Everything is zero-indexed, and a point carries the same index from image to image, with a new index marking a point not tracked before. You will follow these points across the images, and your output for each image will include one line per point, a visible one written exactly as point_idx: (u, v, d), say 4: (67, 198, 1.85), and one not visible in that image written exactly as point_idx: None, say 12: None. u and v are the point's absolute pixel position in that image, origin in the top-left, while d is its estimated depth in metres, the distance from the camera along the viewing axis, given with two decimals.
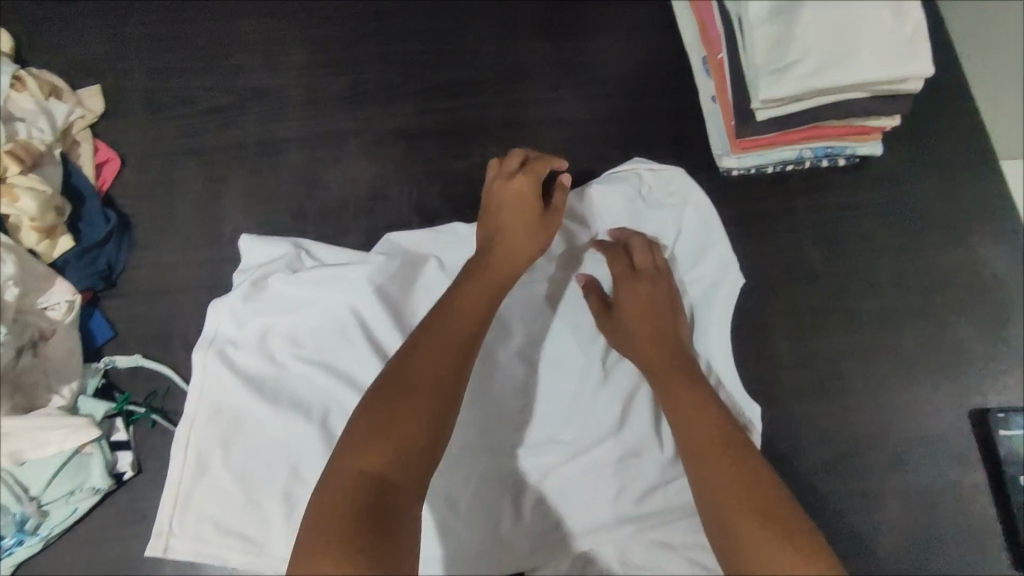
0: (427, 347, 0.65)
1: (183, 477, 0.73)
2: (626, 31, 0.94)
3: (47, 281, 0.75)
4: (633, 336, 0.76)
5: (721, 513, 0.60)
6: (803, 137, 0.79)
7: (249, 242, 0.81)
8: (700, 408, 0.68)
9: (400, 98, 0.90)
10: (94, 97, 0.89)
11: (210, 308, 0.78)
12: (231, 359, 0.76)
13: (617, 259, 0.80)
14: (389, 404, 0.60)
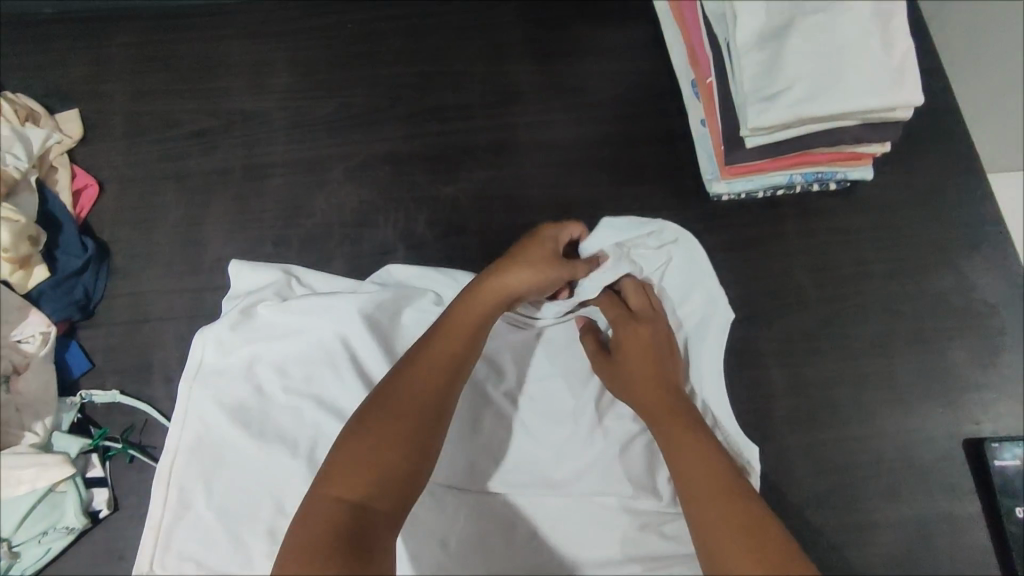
0: (415, 371, 0.64)
1: (165, 515, 0.70)
2: (616, 54, 0.94)
3: (20, 312, 0.75)
4: (633, 379, 0.74)
5: (723, 535, 0.59)
6: (793, 162, 0.78)
7: (239, 267, 0.79)
8: (702, 454, 0.66)
9: (387, 123, 0.89)
10: (73, 122, 0.88)
11: (197, 336, 0.76)
12: (216, 391, 0.75)
13: (611, 304, 0.79)
14: (370, 432, 0.59)
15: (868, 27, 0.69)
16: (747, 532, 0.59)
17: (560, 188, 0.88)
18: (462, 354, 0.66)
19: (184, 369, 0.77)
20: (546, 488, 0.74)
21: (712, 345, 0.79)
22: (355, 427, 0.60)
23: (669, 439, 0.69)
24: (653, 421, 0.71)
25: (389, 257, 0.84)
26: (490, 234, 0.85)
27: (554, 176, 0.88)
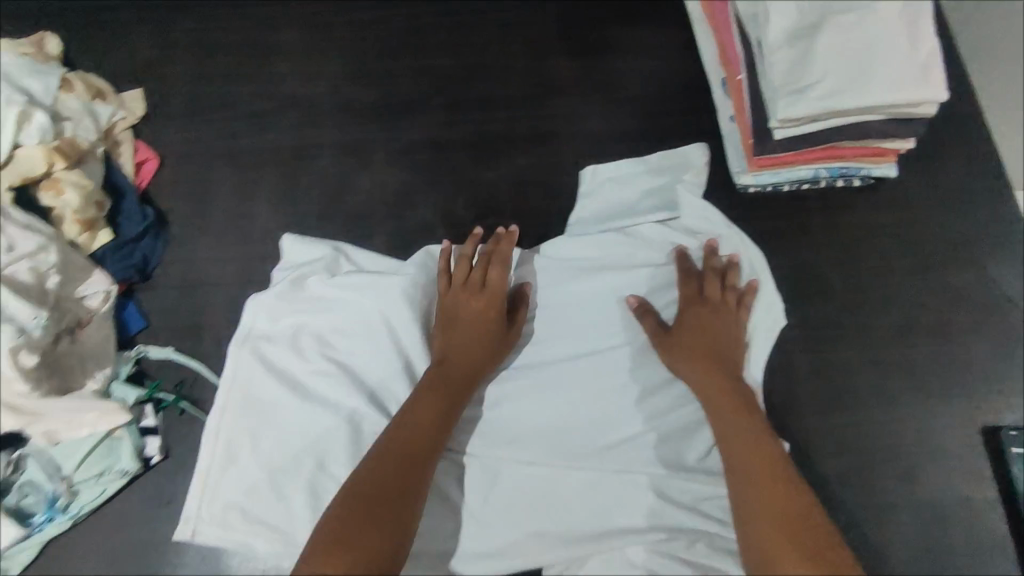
0: (384, 457, 0.69)
1: (213, 466, 0.75)
2: (649, 52, 0.98)
3: (86, 272, 0.79)
4: (687, 354, 0.78)
5: (774, 541, 0.65)
6: (818, 157, 0.82)
7: (291, 241, 0.84)
8: (756, 438, 0.72)
9: (431, 110, 0.94)
10: (136, 100, 0.94)
11: (249, 303, 0.81)
12: (264, 353, 0.79)
13: (689, 284, 0.82)
14: (353, 511, 0.65)
15: (897, 27, 0.73)
16: (791, 544, 0.64)
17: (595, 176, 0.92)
18: (430, 435, 0.72)
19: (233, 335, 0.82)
20: (575, 459, 0.78)
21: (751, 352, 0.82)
22: (332, 515, 0.65)
23: (723, 418, 0.74)
24: (708, 402, 0.76)
25: (429, 235, 0.89)
26: (524, 218, 0.90)
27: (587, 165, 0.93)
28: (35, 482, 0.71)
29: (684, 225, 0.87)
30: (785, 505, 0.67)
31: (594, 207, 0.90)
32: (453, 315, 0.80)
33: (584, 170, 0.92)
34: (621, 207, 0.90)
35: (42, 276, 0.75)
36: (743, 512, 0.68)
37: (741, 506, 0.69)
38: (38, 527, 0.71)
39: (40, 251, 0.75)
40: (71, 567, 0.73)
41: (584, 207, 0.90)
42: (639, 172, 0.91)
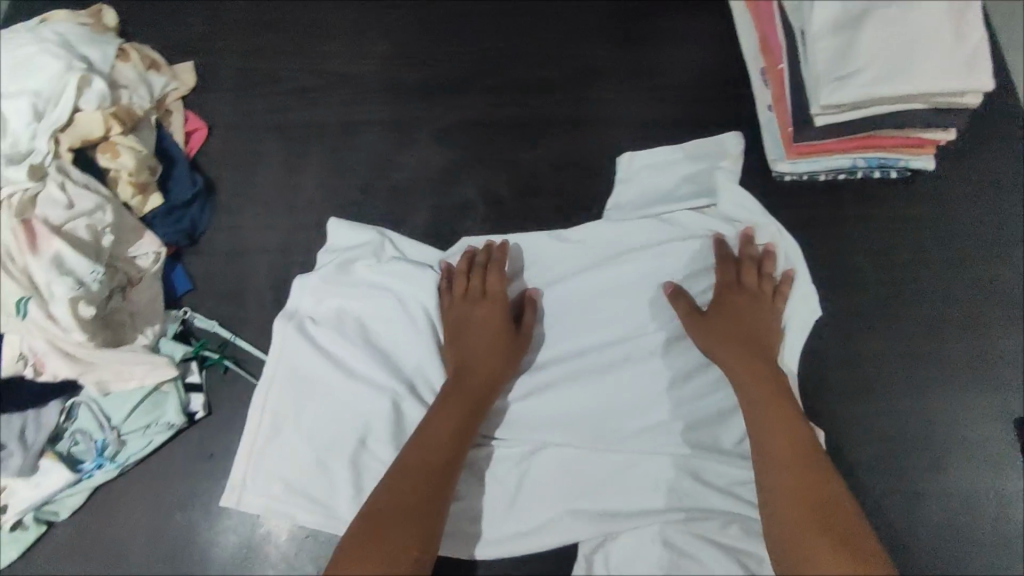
0: (399, 478, 0.71)
1: (259, 439, 0.77)
2: (691, 41, 0.99)
3: (137, 233, 0.81)
4: (718, 339, 0.79)
5: (808, 533, 0.67)
6: (858, 146, 0.83)
7: (337, 225, 0.85)
8: (786, 423, 0.73)
9: (474, 91, 0.96)
10: (187, 72, 0.96)
11: (296, 284, 0.82)
12: (309, 333, 0.81)
13: (727, 270, 0.83)
14: (372, 532, 0.67)
15: (943, 17, 0.74)
16: (822, 538, 0.66)
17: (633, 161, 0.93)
18: (446, 451, 0.72)
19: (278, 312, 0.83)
20: (611, 443, 0.80)
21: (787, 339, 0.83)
22: (350, 537, 0.67)
23: (753, 403, 0.75)
24: (742, 389, 0.76)
25: (469, 212, 0.90)
26: (565, 199, 0.91)
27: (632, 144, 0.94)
28: (87, 431, 0.74)
29: (722, 213, 0.88)
30: (818, 499, 0.69)
31: (635, 198, 0.91)
32: (456, 327, 0.80)
33: (620, 156, 0.92)
34: (658, 195, 0.91)
35: (99, 234, 0.77)
36: (773, 504, 0.70)
37: (771, 495, 0.70)
38: (88, 473, 0.74)
39: (97, 210, 0.77)
40: (119, 514, 0.75)
41: (620, 193, 0.91)
42: (675, 159, 0.92)
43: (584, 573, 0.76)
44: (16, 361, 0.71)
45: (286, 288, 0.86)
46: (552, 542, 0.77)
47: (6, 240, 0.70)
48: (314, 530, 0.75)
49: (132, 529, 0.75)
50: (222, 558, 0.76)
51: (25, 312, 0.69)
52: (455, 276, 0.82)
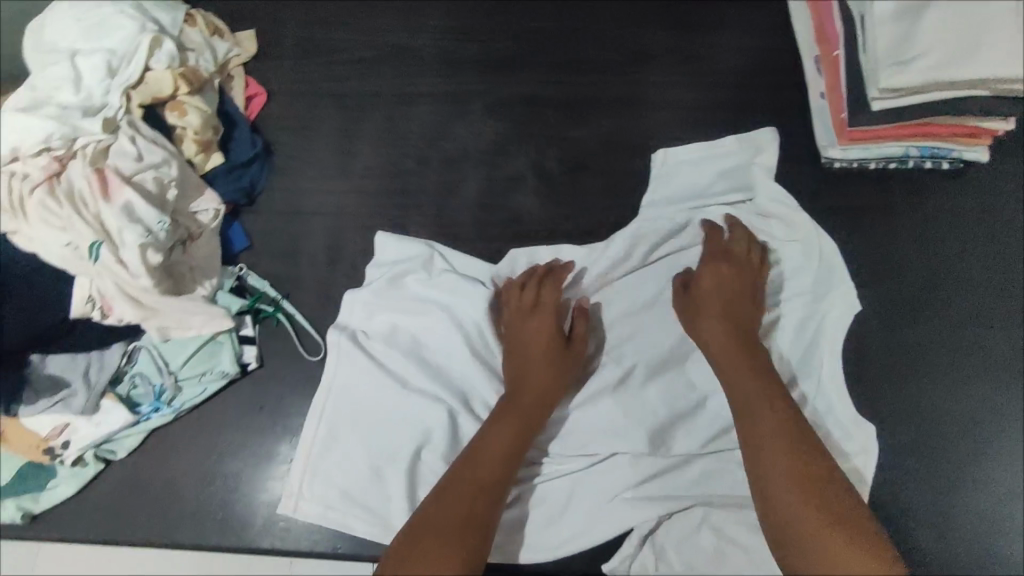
0: (452, 493, 0.68)
1: (315, 448, 0.78)
2: (744, 28, 0.99)
3: (198, 189, 0.83)
4: (707, 313, 0.79)
5: (796, 508, 0.64)
6: (911, 132, 0.83)
7: (384, 238, 0.86)
8: (773, 401, 0.72)
9: (527, 68, 0.98)
10: (249, 39, 0.98)
11: (346, 299, 0.83)
12: (362, 345, 0.81)
13: (715, 241, 0.85)
14: (421, 541, 0.63)
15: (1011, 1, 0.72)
16: (820, 517, 0.63)
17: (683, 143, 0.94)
18: (500, 470, 0.71)
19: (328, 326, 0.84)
20: (661, 448, 0.79)
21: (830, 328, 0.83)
22: (397, 549, 0.63)
23: (735, 380, 0.75)
24: (724, 368, 0.77)
25: (519, 185, 0.92)
26: (614, 178, 0.92)
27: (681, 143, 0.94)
28: (147, 374, 0.77)
29: (759, 208, 0.88)
30: (819, 481, 0.66)
31: (679, 199, 0.90)
32: (516, 343, 0.79)
33: (654, 155, 0.92)
34: (692, 190, 0.91)
35: (164, 186, 0.79)
36: (772, 487, 0.66)
37: (772, 475, 0.67)
38: (145, 416, 0.77)
39: (163, 164, 0.79)
40: (172, 456, 0.78)
41: (657, 190, 0.91)
42: (709, 158, 0.92)
43: (632, 551, 0.77)
44: (86, 303, 0.73)
45: (338, 250, 0.88)
46: (608, 534, 0.77)
47: (81, 186, 0.73)
48: (373, 540, 0.76)
49: (185, 471, 0.78)
50: (269, 506, 0.77)
51: (96, 256, 0.72)
52: (517, 288, 0.82)
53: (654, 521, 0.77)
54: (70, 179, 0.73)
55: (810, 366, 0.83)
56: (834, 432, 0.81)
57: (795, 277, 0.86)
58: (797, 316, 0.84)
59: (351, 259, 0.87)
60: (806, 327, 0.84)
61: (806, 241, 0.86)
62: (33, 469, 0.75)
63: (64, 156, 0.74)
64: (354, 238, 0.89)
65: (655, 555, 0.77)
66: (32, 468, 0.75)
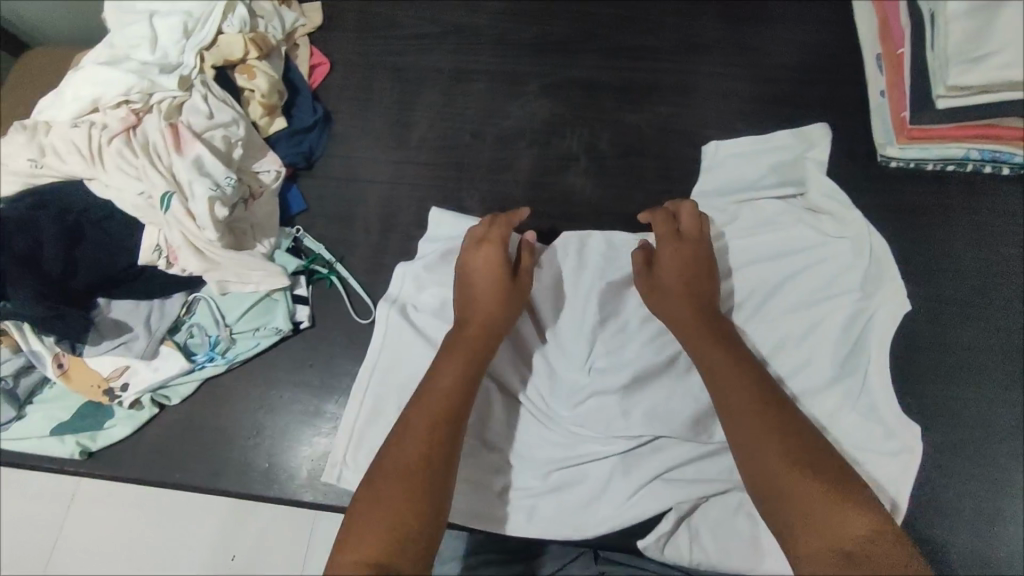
0: (408, 430, 0.65)
1: (360, 416, 0.78)
2: (804, 24, 0.99)
3: (263, 151, 0.86)
4: (668, 292, 0.76)
5: (782, 470, 0.61)
6: (973, 134, 0.83)
7: (440, 213, 0.86)
8: (743, 375, 0.69)
9: (583, 52, 0.98)
10: (315, 10, 1.01)
11: (397, 271, 0.84)
12: (411, 318, 0.82)
13: (663, 220, 0.79)
14: (388, 487, 0.60)
15: None
16: (803, 476, 0.60)
17: (737, 133, 0.94)
18: (454, 400, 0.68)
19: (380, 297, 0.85)
20: (702, 435, 0.77)
21: (878, 326, 0.80)
22: (362, 498, 0.60)
23: (701, 356, 0.72)
24: (692, 340, 0.73)
25: (571, 166, 0.93)
26: (666, 162, 0.93)
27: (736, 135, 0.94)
28: (205, 325, 0.80)
29: (808, 202, 0.86)
30: (806, 452, 0.62)
31: (727, 190, 0.89)
32: (468, 282, 0.77)
33: (705, 147, 0.92)
34: (742, 183, 0.89)
35: (231, 145, 0.82)
36: (755, 453, 0.63)
37: (748, 445, 0.64)
38: (200, 365, 0.79)
39: (232, 124, 0.83)
40: (221, 405, 0.80)
41: (706, 181, 0.90)
42: (761, 150, 0.91)
43: (666, 533, 0.75)
44: (152, 252, 0.76)
45: (392, 219, 0.89)
46: (650, 512, 0.75)
47: (155, 138, 0.77)
48: None
49: (232, 420, 0.79)
50: (312, 459, 0.78)
51: (167, 207, 0.75)
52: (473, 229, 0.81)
53: (692, 502, 0.75)
54: (146, 131, 0.78)
55: (857, 363, 0.80)
56: (877, 431, 0.77)
57: (840, 274, 0.82)
58: (844, 315, 0.80)
59: (404, 228, 0.89)
60: (850, 325, 0.80)
61: (856, 238, 0.83)
62: (93, 409, 0.78)
63: (140, 110, 0.79)
64: (408, 208, 0.90)
65: (690, 539, 0.76)
66: (92, 408, 0.78)
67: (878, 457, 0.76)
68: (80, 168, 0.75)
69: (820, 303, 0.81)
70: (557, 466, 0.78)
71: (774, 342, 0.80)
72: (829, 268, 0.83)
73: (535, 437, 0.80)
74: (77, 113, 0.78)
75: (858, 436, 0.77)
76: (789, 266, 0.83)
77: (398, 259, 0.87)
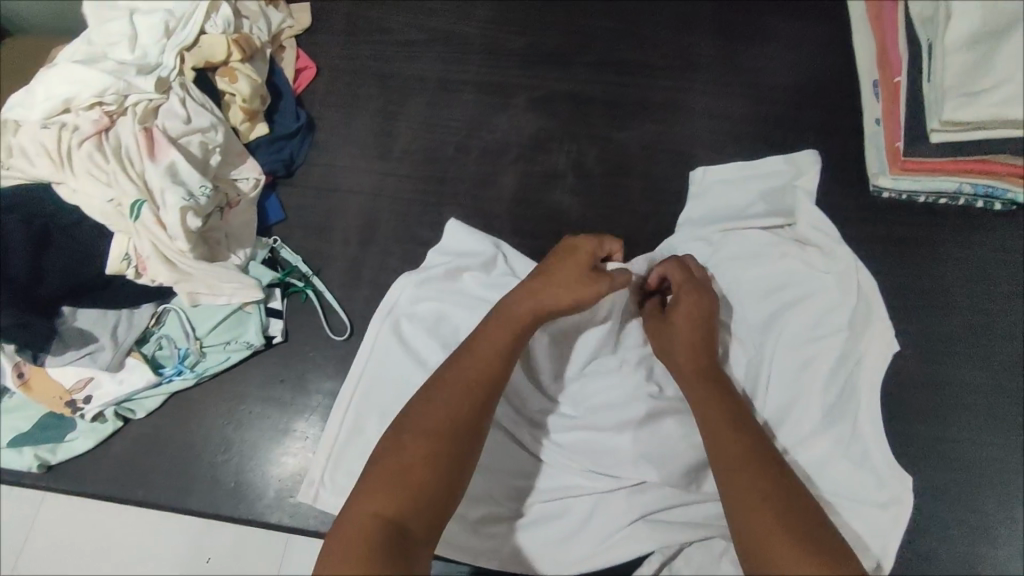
0: (450, 386, 0.63)
1: (340, 433, 0.76)
2: (802, 46, 0.97)
3: (241, 158, 0.83)
4: (674, 338, 0.75)
5: (748, 512, 0.61)
6: (969, 168, 0.81)
7: (455, 226, 0.83)
8: (732, 416, 0.68)
9: (575, 65, 0.96)
10: (302, 12, 0.99)
11: (399, 278, 0.81)
12: (404, 332, 0.79)
13: (675, 267, 0.79)
14: (409, 443, 0.60)
15: None
16: (786, 492, 0.62)
17: (729, 155, 0.92)
18: (498, 366, 0.66)
19: (375, 308, 0.82)
20: (692, 485, 0.75)
21: (870, 365, 0.79)
22: (389, 446, 0.60)
23: (701, 401, 0.70)
24: (689, 384, 0.73)
25: (557, 183, 0.91)
26: (655, 184, 0.91)
27: (726, 159, 0.92)
28: (173, 338, 0.78)
29: (797, 233, 0.84)
30: (782, 484, 0.62)
31: (718, 217, 0.87)
32: (569, 265, 0.70)
33: (694, 171, 0.90)
34: (731, 210, 0.88)
35: (208, 151, 0.80)
36: (732, 487, 0.63)
37: (732, 483, 0.63)
38: (167, 379, 0.77)
39: (211, 129, 0.80)
40: (188, 419, 0.78)
41: (693, 208, 0.89)
42: (749, 177, 0.89)
43: None
44: (121, 261, 0.75)
45: (372, 231, 0.87)
46: (631, 555, 0.73)
47: (128, 144, 0.75)
48: None
49: (200, 436, 0.77)
50: (279, 479, 0.76)
51: (137, 215, 0.73)
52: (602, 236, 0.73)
53: (676, 547, 0.74)
54: (119, 135, 0.75)
55: (849, 405, 0.78)
56: (869, 480, 0.75)
57: (831, 309, 0.81)
58: (835, 355, 0.79)
59: (384, 241, 0.87)
60: (840, 363, 0.79)
61: (843, 274, 0.81)
62: (55, 421, 0.76)
63: (114, 112, 0.76)
64: (389, 221, 0.88)
65: None
66: (54, 419, 0.76)
67: (868, 509, 0.74)
68: (48, 171, 0.74)
69: (815, 341, 0.80)
70: (540, 499, 0.77)
71: (768, 377, 0.80)
72: (822, 308, 0.81)
73: (515, 470, 0.78)
74: (47, 113, 0.75)
75: (845, 483, 0.76)
76: (783, 300, 0.82)
77: (376, 273, 0.85)
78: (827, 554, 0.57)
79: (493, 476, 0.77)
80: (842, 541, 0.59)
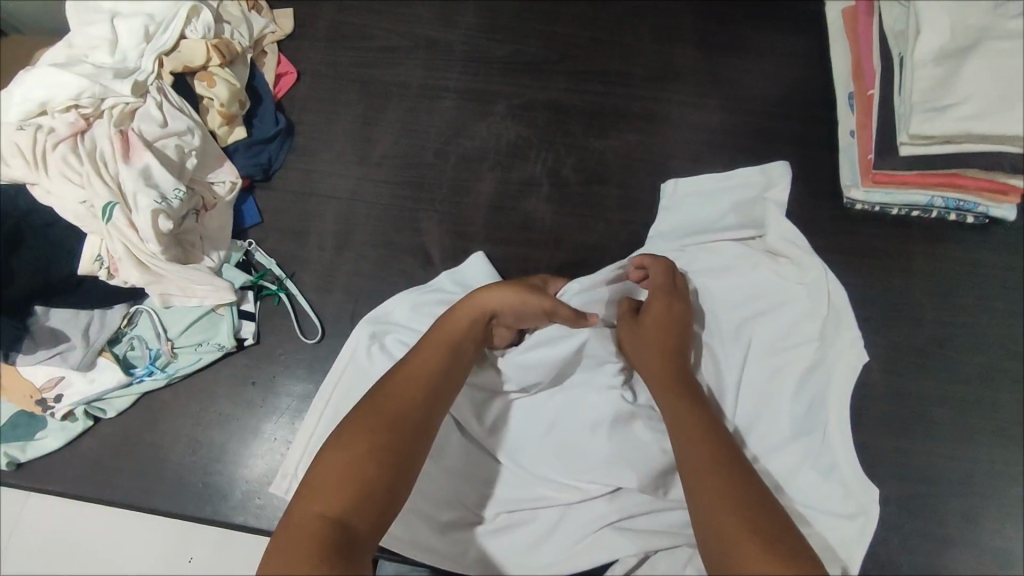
0: (391, 391, 0.64)
1: (315, 430, 0.76)
2: (781, 57, 0.98)
3: (217, 162, 0.84)
4: (646, 342, 0.75)
5: (714, 515, 0.59)
6: (939, 182, 0.81)
7: (478, 260, 0.84)
8: (698, 420, 0.68)
9: (555, 74, 0.97)
10: (287, 17, 1.00)
11: (396, 295, 0.82)
12: (387, 343, 0.80)
13: (657, 272, 0.79)
14: (351, 445, 0.59)
15: None
16: (751, 492, 0.61)
17: (703, 166, 0.93)
18: (442, 370, 0.67)
19: (365, 315, 0.83)
20: (660, 491, 0.74)
21: (837, 376, 0.78)
22: (330, 452, 0.59)
23: (671, 405, 0.70)
24: (661, 389, 0.72)
25: (533, 190, 0.91)
26: (629, 193, 0.91)
27: (701, 170, 0.93)
28: (146, 338, 0.79)
29: (767, 244, 0.84)
30: (747, 486, 0.61)
31: (692, 227, 0.88)
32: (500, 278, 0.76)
33: (664, 184, 0.91)
34: (701, 223, 0.88)
35: (184, 155, 0.80)
36: (700, 490, 0.62)
37: (698, 488, 0.62)
38: (138, 379, 0.78)
39: (187, 133, 0.81)
40: (158, 419, 0.79)
41: (663, 221, 0.89)
42: (720, 188, 0.90)
43: None
44: (93, 262, 0.76)
45: (347, 236, 0.88)
46: (598, 561, 0.73)
47: (103, 146, 0.76)
48: None
49: (170, 438, 0.78)
50: (247, 481, 0.76)
51: (109, 217, 0.74)
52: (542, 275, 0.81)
53: (640, 555, 0.73)
54: (94, 137, 0.77)
55: (818, 415, 0.78)
56: (834, 491, 0.75)
57: (801, 319, 0.81)
58: (806, 364, 0.79)
59: (358, 246, 0.87)
60: (812, 373, 0.79)
61: (813, 284, 0.81)
62: (25, 419, 0.78)
63: (90, 115, 0.78)
64: (365, 226, 0.89)
65: None
66: (24, 418, 0.78)
67: (835, 520, 0.74)
68: (23, 171, 0.75)
69: (786, 348, 0.81)
70: (509, 508, 0.77)
71: (742, 383, 0.81)
72: (794, 318, 0.81)
73: (484, 474, 0.79)
74: (24, 115, 0.77)
75: (809, 493, 0.76)
76: (758, 308, 0.83)
77: (350, 277, 0.86)
78: (791, 551, 0.56)
79: (463, 480, 0.78)
80: (804, 540, 0.57)
